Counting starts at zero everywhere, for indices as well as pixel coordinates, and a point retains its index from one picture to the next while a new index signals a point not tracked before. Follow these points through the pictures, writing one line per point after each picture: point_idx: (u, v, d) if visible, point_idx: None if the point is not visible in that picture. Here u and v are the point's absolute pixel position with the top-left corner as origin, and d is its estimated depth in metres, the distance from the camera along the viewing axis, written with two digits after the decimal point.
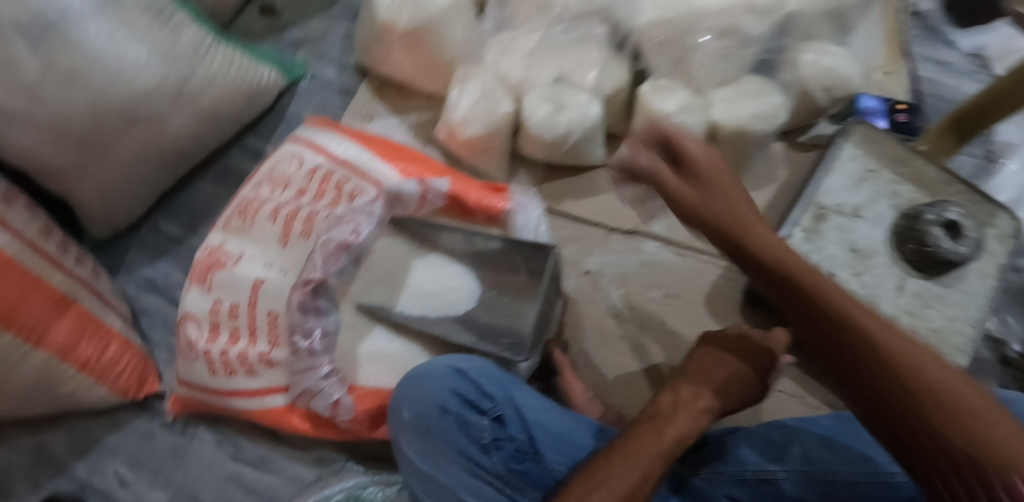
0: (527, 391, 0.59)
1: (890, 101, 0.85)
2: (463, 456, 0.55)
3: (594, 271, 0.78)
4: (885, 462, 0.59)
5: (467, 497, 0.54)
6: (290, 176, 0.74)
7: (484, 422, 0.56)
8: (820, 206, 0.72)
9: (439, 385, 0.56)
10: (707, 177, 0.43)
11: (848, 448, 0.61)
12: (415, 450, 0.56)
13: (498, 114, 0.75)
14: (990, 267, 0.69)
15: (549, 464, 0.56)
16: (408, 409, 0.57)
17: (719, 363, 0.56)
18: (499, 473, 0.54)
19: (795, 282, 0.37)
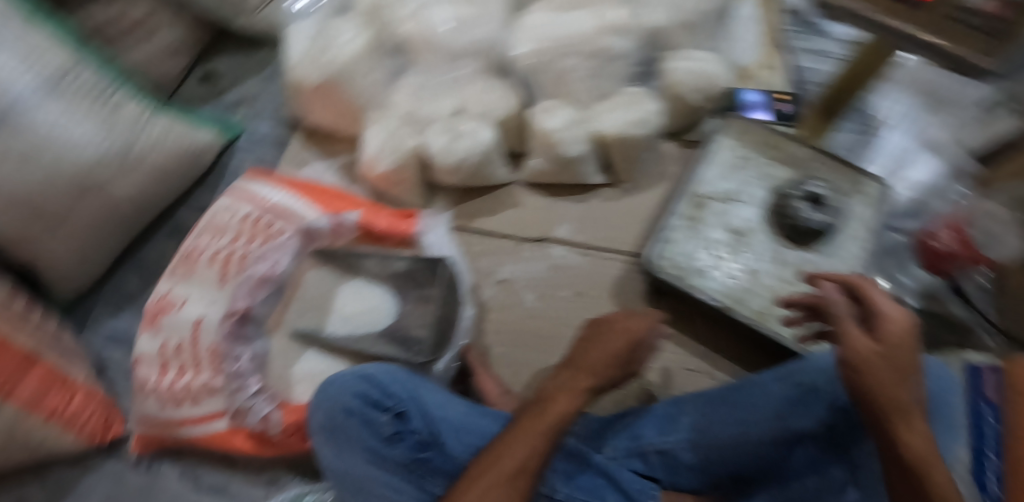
0: (428, 389, 0.66)
1: (771, 94, 0.92)
2: (369, 452, 0.61)
3: (507, 280, 0.84)
4: (763, 422, 0.63)
5: (375, 488, 0.60)
6: (227, 224, 0.82)
7: (385, 418, 0.61)
8: (698, 195, 0.78)
9: (344, 389, 0.62)
10: (877, 360, 0.46)
11: (729, 413, 0.65)
12: (329, 452, 0.63)
13: (404, 148, 0.83)
14: (860, 231, 0.75)
15: (450, 451, 0.62)
16: (318, 415, 0.63)
17: (599, 345, 0.65)
18: (403, 464, 0.61)
19: (922, 471, 0.43)
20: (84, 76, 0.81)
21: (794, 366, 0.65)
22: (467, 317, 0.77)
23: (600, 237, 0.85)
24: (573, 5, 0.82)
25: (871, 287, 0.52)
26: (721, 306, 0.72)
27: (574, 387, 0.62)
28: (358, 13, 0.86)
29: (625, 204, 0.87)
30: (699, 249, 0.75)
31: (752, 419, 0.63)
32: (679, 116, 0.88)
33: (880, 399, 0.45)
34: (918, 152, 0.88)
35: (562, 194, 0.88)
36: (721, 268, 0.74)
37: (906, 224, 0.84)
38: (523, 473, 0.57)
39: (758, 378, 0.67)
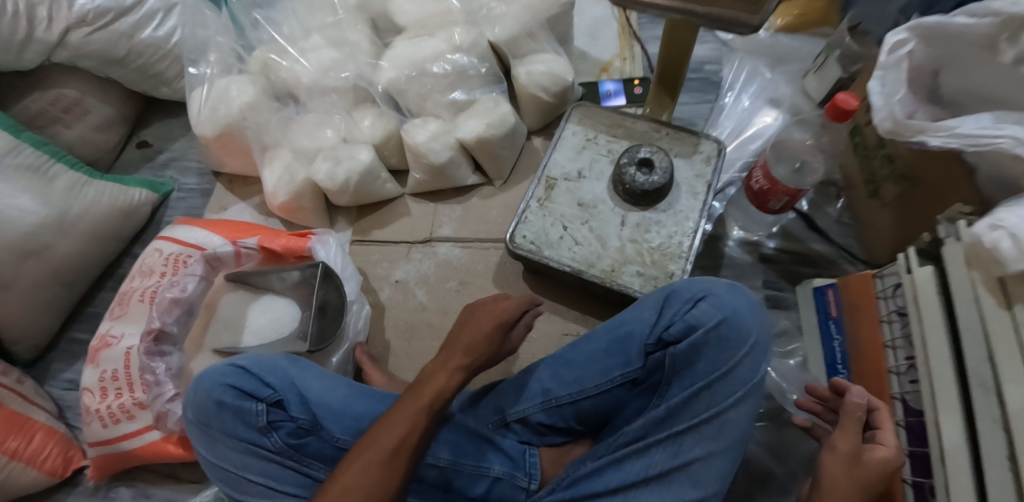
0: (311, 373, 0.69)
1: (627, 80, 1.02)
2: (243, 442, 0.64)
3: (401, 280, 0.93)
4: (594, 372, 0.67)
5: (252, 475, 0.64)
6: (153, 266, 0.94)
7: (259, 407, 0.64)
8: (550, 178, 0.87)
9: (215, 381, 0.66)
10: (852, 462, 0.58)
11: (567, 370, 0.69)
12: (203, 446, 0.67)
13: (298, 179, 0.93)
14: (698, 185, 0.84)
15: (331, 434, 0.65)
16: (190, 410, 0.67)
17: (472, 327, 0.62)
18: (278, 451, 0.64)
19: None
20: (23, 155, 0.95)
21: (619, 316, 0.69)
22: (360, 312, 0.87)
23: (481, 231, 0.95)
24: (423, 32, 0.94)
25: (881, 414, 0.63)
26: (573, 270, 0.81)
27: (451, 372, 0.59)
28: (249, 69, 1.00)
29: (499, 200, 0.97)
30: (552, 225, 0.84)
31: (585, 377, 0.68)
32: (541, 113, 0.97)
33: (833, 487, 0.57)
34: (757, 108, 0.97)
35: (446, 198, 0.98)
36: (571, 238, 0.83)
37: None
38: (403, 451, 0.55)
39: (592, 336, 0.70)
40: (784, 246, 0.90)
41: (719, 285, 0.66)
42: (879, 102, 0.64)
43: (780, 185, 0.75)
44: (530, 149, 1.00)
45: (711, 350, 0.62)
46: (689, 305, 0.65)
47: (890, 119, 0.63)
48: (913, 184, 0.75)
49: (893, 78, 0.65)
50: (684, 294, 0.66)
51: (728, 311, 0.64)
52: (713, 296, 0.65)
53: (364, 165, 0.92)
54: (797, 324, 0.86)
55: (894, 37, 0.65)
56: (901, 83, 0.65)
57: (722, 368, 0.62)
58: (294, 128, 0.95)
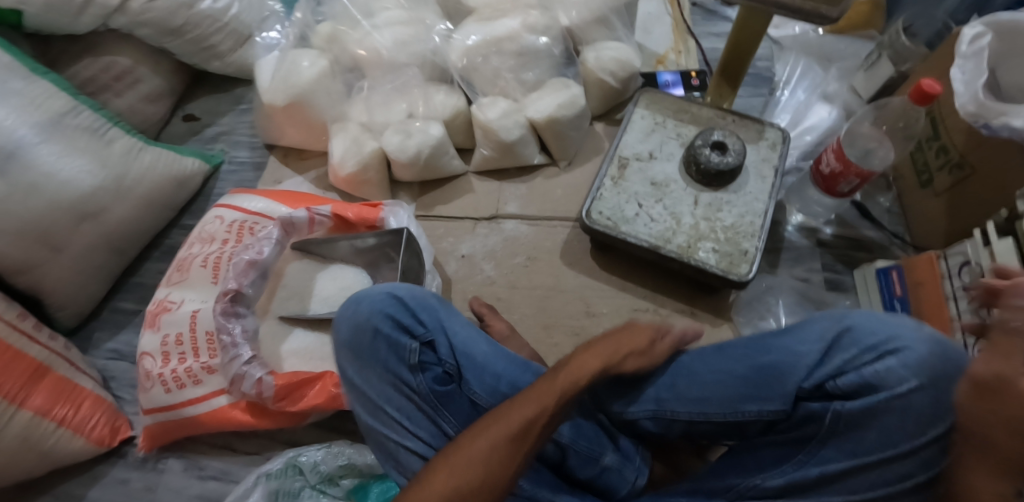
0: (457, 322, 0.73)
1: (684, 72, 1.06)
2: (392, 373, 0.70)
3: (468, 255, 0.94)
4: (723, 399, 0.59)
5: (390, 407, 0.69)
6: (215, 232, 0.93)
7: (414, 345, 0.69)
8: (622, 158, 0.90)
9: (374, 308, 0.71)
10: (1010, 406, 0.42)
11: (692, 388, 0.61)
12: (350, 367, 0.72)
13: (366, 151, 0.94)
14: (765, 169, 0.88)
15: (471, 388, 0.69)
16: (344, 329, 0.72)
17: (619, 337, 0.61)
18: (421, 388, 0.69)
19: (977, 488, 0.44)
20: (82, 116, 0.93)
21: (769, 338, 0.60)
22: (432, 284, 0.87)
23: (546, 209, 0.97)
24: (495, 15, 0.97)
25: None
26: (649, 245, 0.83)
27: (595, 358, 0.59)
28: (316, 43, 1.00)
29: (563, 180, 0.99)
30: (626, 202, 0.86)
31: (710, 399, 0.60)
32: (605, 99, 1.00)
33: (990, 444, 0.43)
34: (810, 103, 1.01)
35: (510, 177, 1.00)
36: (646, 215, 0.85)
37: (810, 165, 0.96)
38: (528, 436, 0.55)
39: (725, 354, 0.61)
40: (841, 232, 0.94)
41: (921, 337, 0.54)
42: (960, 87, 0.69)
43: (853, 168, 0.79)
44: (592, 134, 1.02)
45: (892, 418, 0.52)
46: (870, 357, 0.55)
47: (972, 102, 0.68)
48: (972, 172, 0.80)
49: (971, 66, 0.70)
50: (866, 337, 0.56)
51: (927, 374, 0.52)
52: (906, 349, 0.54)
53: (434, 139, 0.93)
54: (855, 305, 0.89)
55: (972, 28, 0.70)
56: (979, 69, 0.69)
57: (899, 445, 0.52)
58: (353, 104, 0.99)
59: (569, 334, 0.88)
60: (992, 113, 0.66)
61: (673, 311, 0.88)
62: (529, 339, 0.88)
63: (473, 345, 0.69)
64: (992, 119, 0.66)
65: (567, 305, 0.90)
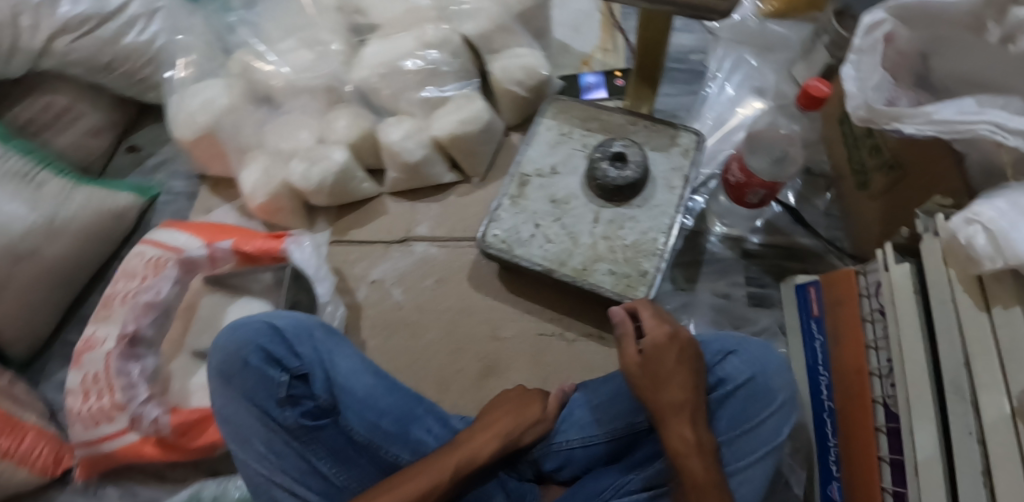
0: (342, 353, 0.70)
1: (608, 73, 1.00)
2: (257, 406, 0.66)
3: (379, 280, 0.93)
4: (614, 419, 0.69)
5: (256, 441, 0.66)
6: (135, 268, 0.95)
7: (284, 378, 0.66)
8: (523, 174, 0.85)
9: (249, 338, 0.66)
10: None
11: (586, 414, 0.70)
12: (218, 397, 0.67)
13: (275, 180, 0.94)
14: (675, 180, 0.82)
15: (347, 423, 0.67)
16: (216, 357, 0.67)
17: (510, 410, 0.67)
18: (291, 425, 0.65)
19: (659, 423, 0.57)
20: (12, 162, 0.97)
21: None
22: (334, 315, 0.87)
23: (457, 229, 0.94)
24: (397, 29, 0.93)
25: (647, 311, 0.64)
26: (543, 269, 0.79)
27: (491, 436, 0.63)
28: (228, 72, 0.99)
29: (477, 198, 0.96)
30: (523, 223, 0.82)
31: (603, 421, 0.69)
32: (517, 108, 0.96)
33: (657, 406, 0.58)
34: (743, 97, 0.94)
35: (423, 197, 0.97)
36: (542, 236, 0.81)
37: None
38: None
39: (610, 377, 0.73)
40: (769, 241, 0.86)
41: (750, 343, 0.65)
42: (853, 88, 0.59)
43: (756, 177, 0.71)
44: (506, 146, 0.98)
45: (739, 403, 0.62)
46: (718, 357, 0.64)
47: (863, 106, 0.58)
48: (902, 174, 0.70)
49: (869, 61, 0.60)
50: (710, 346, 0.65)
51: (758, 366, 0.62)
52: (741, 350, 0.64)
53: (338, 165, 0.92)
54: (781, 321, 0.82)
55: (871, 16, 0.59)
56: (877, 67, 0.59)
57: (743, 427, 0.61)
58: (269, 129, 0.97)
59: (473, 360, 0.86)
60: (885, 118, 0.56)
61: (579, 335, 0.84)
62: (435, 366, 0.86)
63: (354, 378, 0.67)
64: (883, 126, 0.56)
65: (473, 329, 0.87)
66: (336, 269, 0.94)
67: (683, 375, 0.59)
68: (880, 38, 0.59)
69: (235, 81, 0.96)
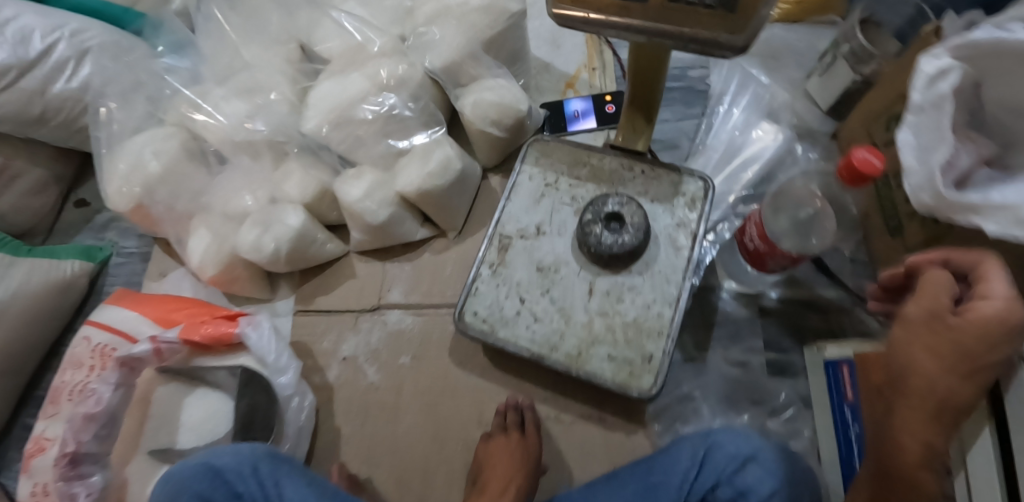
0: (290, 480, 0.65)
1: (596, 97, 0.87)
2: None
3: (350, 356, 0.82)
4: None
5: None
6: (81, 357, 0.85)
7: None
8: (503, 236, 0.73)
9: (188, 483, 0.64)
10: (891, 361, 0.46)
11: None
12: None
13: (223, 250, 0.81)
14: (682, 238, 0.70)
15: None
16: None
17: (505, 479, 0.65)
18: None
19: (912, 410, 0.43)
20: None
21: (648, 459, 0.65)
22: (302, 406, 0.77)
23: (434, 293, 0.82)
24: (349, 66, 0.79)
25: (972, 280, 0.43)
26: (532, 355, 0.68)
27: None
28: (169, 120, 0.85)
29: (454, 255, 0.84)
30: (506, 297, 0.71)
31: None
32: (495, 149, 0.83)
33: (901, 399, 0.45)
34: (752, 121, 0.82)
35: (394, 256, 0.86)
36: (529, 313, 0.69)
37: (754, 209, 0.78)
38: None
39: (615, 475, 0.66)
40: (788, 294, 0.75)
41: (771, 449, 0.61)
42: (913, 162, 0.49)
43: (780, 247, 0.60)
44: (484, 191, 0.86)
45: None
46: (734, 467, 0.61)
47: (929, 189, 0.48)
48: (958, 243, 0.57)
49: (931, 123, 0.48)
50: (731, 452, 0.62)
51: (782, 480, 0.59)
52: (763, 457, 0.61)
53: (294, 231, 0.79)
54: (805, 392, 0.71)
55: (932, 65, 0.47)
56: (942, 132, 0.47)
57: None
58: (217, 188, 0.84)
59: (459, 448, 0.76)
60: (957, 210, 0.47)
61: (576, 417, 0.74)
62: (416, 456, 0.76)
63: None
64: (954, 220, 0.47)
65: (458, 412, 0.77)
66: (302, 345, 0.84)
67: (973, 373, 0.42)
68: (943, 94, 0.47)
69: (176, 133, 0.83)
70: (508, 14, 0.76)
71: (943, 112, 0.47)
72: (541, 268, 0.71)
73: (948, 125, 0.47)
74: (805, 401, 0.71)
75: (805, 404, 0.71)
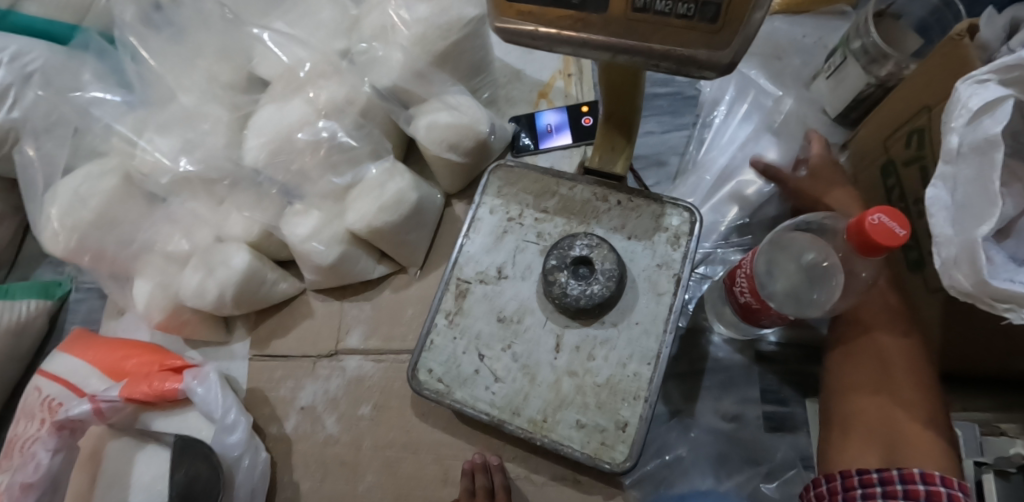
0: None
1: (571, 108, 0.76)
2: None
3: (308, 405, 0.76)
4: None
5: None
6: (29, 408, 0.79)
7: None
8: (461, 280, 0.65)
9: None
10: (863, 353, 0.54)
11: None
12: None
13: (164, 296, 0.74)
14: (664, 282, 0.60)
15: None
16: None
17: None
18: None
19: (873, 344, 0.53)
20: None
21: None
22: (254, 463, 0.71)
23: (395, 335, 0.76)
24: (291, 88, 0.71)
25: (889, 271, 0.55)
26: (492, 420, 0.60)
27: None
28: (104, 150, 0.77)
29: (415, 293, 0.77)
30: (464, 353, 0.62)
31: None
32: (457, 175, 0.74)
33: (895, 373, 0.51)
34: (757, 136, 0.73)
35: (353, 293, 0.79)
36: (488, 371, 0.61)
37: (750, 237, 0.69)
38: None
39: None
40: (789, 337, 0.65)
41: None
42: (945, 228, 0.38)
43: (773, 306, 0.50)
44: (447, 218, 0.78)
45: None
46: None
47: (968, 262, 0.37)
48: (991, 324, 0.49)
49: (971, 175, 0.38)
50: None
51: None
52: None
53: (239, 274, 0.72)
54: (806, 451, 0.62)
55: (975, 97, 0.38)
56: (983, 188, 0.37)
57: None
58: (159, 226, 0.76)
59: None
60: (1000, 299, 0.37)
61: (549, 478, 0.66)
62: None
63: None
64: (996, 312, 0.37)
65: (421, 469, 0.71)
66: (258, 392, 0.77)
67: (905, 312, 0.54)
68: (990, 136, 0.37)
69: (113, 167, 0.75)
70: (461, 23, 0.66)
71: (988, 160, 0.37)
72: (503, 319, 0.63)
73: (994, 181, 0.37)
74: (806, 462, 0.62)
75: (807, 464, 0.62)
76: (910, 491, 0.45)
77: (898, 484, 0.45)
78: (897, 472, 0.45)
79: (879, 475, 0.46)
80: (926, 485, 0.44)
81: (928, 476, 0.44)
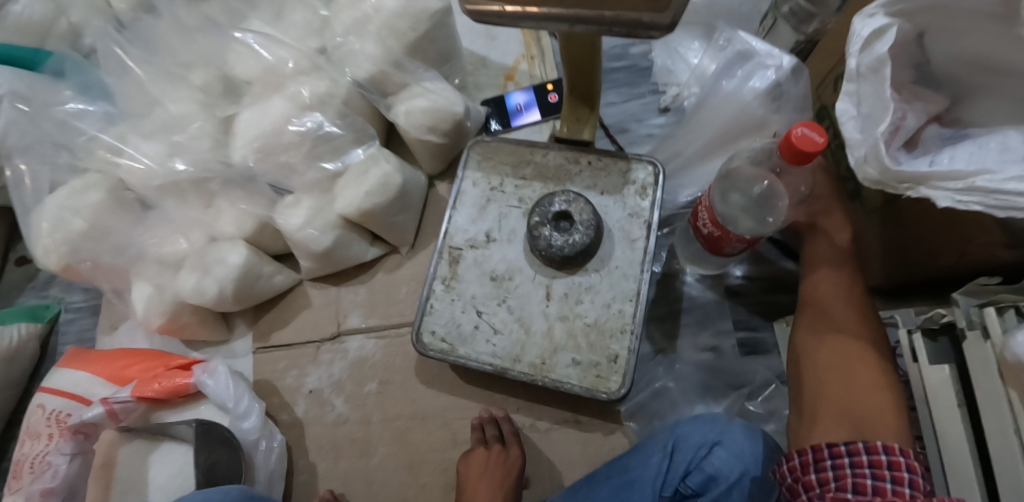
0: None
1: (537, 87, 0.83)
2: None
3: (316, 390, 0.79)
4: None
5: None
6: (34, 427, 0.79)
7: None
8: (452, 248, 0.70)
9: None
10: (823, 326, 0.56)
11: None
12: None
13: (164, 300, 0.76)
14: (636, 229, 0.67)
15: None
16: None
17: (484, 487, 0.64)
18: None
19: (831, 320, 0.55)
20: None
21: (622, 456, 0.64)
22: (270, 448, 0.74)
23: (393, 313, 0.80)
24: (273, 89, 0.75)
25: (839, 226, 0.59)
26: (495, 370, 0.65)
27: None
28: (89, 164, 0.79)
29: (408, 272, 0.82)
30: (462, 313, 0.67)
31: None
32: (437, 157, 0.79)
33: (854, 348, 0.53)
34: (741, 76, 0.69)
35: (348, 278, 0.83)
36: (487, 326, 0.67)
37: None
38: None
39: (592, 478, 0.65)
40: (753, 271, 0.73)
41: (733, 429, 0.61)
42: (855, 133, 0.45)
43: (732, 231, 0.58)
44: (432, 200, 0.84)
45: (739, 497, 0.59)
46: (701, 454, 0.60)
47: (876, 163, 0.44)
48: (915, 238, 0.57)
49: (872, 90, 0.45)
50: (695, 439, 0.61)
51: (747, 458, 0.59)
52: (727, 440, 0.60)
53: (237, 269, 0.75)
54: (778, 369, 0.70)
55: (866, 27, 0.44)
56: (883, 100, 0.44)
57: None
58: (152, 232, 0.78)
59: (438, 471, 0.74)
60: (903, 182, 0.43)
61: (552, 423, 0.72)
62: (393, 485, 0.74)
63: None
64: (900, 193, 0.44)
65: (431, 434, 0.75)
66: (265, 384, 0.81)
67: (851, 282, 0.57)
68: (880, 57, 0.44)
69: (99, 180, 0.77)
70: (427, 14, 0.72)
71: (880, 77, 0.44)
72: (495, 279, 0.68)
73: (888, 91, 0.43)
74: (782, 378, 0.69)
75: (781, 380, 0.69)
76: (874, 462, 0.45)
77: (864, 456, 0.45)
78: (863, 444, 0.45)
79: (846, 448, 0.46)
80: (889, 455, 0.44)
81: (890, 447, 0.45)
